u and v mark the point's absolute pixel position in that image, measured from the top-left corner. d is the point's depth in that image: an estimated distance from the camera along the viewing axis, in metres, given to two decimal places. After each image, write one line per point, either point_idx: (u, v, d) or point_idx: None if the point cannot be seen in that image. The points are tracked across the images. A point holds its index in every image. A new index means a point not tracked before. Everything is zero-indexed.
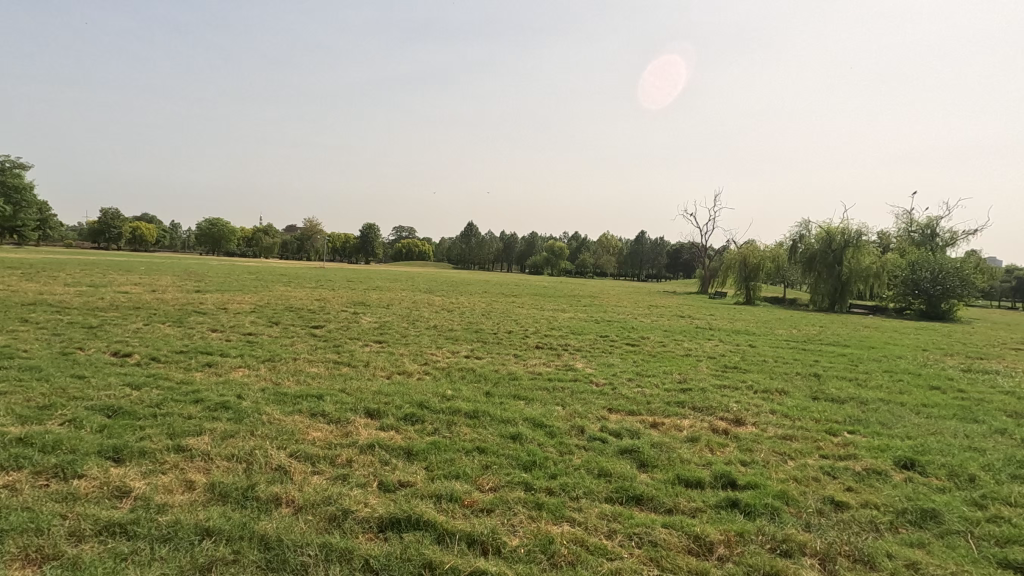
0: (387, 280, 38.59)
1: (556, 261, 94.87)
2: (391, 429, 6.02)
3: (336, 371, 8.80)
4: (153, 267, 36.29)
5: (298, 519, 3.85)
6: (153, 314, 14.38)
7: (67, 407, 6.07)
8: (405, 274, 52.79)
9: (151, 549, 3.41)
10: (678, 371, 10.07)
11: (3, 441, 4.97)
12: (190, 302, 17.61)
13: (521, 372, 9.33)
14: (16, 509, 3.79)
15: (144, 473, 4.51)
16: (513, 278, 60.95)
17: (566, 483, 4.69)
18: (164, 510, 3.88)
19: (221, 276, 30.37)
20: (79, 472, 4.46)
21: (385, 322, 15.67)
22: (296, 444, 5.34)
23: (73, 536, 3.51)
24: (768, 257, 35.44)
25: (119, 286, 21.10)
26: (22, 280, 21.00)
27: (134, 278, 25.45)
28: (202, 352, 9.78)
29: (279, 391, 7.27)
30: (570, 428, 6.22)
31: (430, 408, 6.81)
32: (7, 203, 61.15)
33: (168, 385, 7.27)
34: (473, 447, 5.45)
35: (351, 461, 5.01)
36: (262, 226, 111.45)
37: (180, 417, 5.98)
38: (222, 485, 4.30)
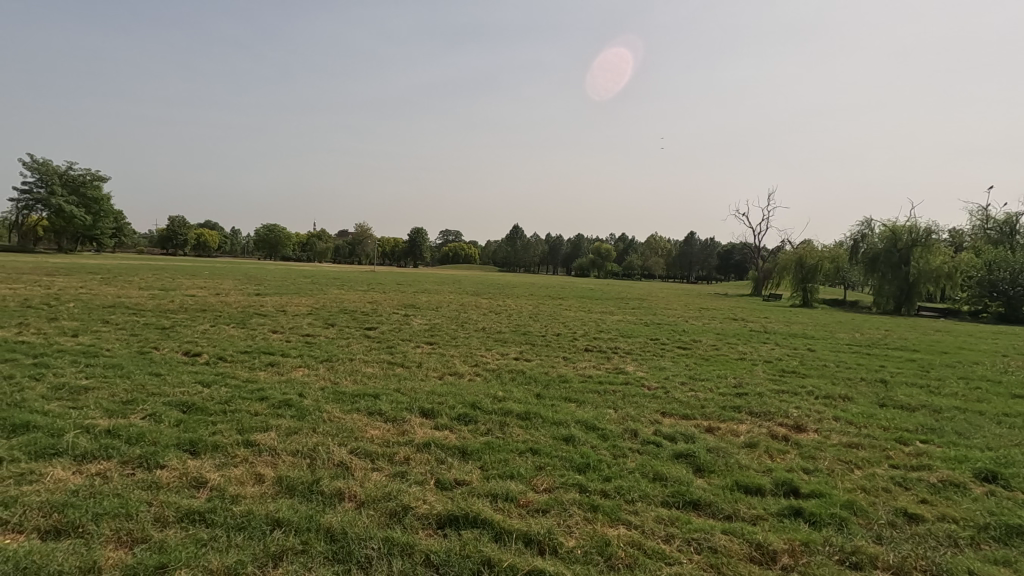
0: (435, 282, 39.31)
1: (602, 263, 94.07)
2: (446, 428, 6.14)
3: (391, 372, 9.04)
4: (217, 271, 38.24)
5: (361, 513, 4.00)
6: (219, 316, 15.24)
7: (147, 402, 6.52)
8: (453, 276, 53.55)
9: (227, 536, 3.62)
10: (732, 375, 9.80)
11: (93, 433, 5.38)
12: (252, 305, 18.55)
13: (571, 375, 9.32)
14: (108, 495, 4.11)
15: (218, 466, 4.79)
16: (557, 280, 60.89)
17: (621, 486, 4.65)
18: (237, 500, 4.11)
19: (279, 280, 31.77)
20: (160, 462, 4.78)
21: (435, 324, 16.00)
22: (355, 441, 5.54)
23: (159, 521, 3.77)
24: (827, 257, 33.94)
25: (188, 290, 22.41)
26: (104, 284, 22.67)
27: (201, 282, 26.97)
28: (264, 352, 10.27)
29: (337, 390, 7.53)
30: (623, 431, 6.18)
31: (482, 408, 6.90)
32: (88, 214, 66.15)
33: (236, 383, 7.67)
34: (527, 448, 5.49)
35: (408, 459, 5.15)
36: (316, 232, 115.68)
37: (248, 413, 6.31)
38: (289, 479, 4.52)
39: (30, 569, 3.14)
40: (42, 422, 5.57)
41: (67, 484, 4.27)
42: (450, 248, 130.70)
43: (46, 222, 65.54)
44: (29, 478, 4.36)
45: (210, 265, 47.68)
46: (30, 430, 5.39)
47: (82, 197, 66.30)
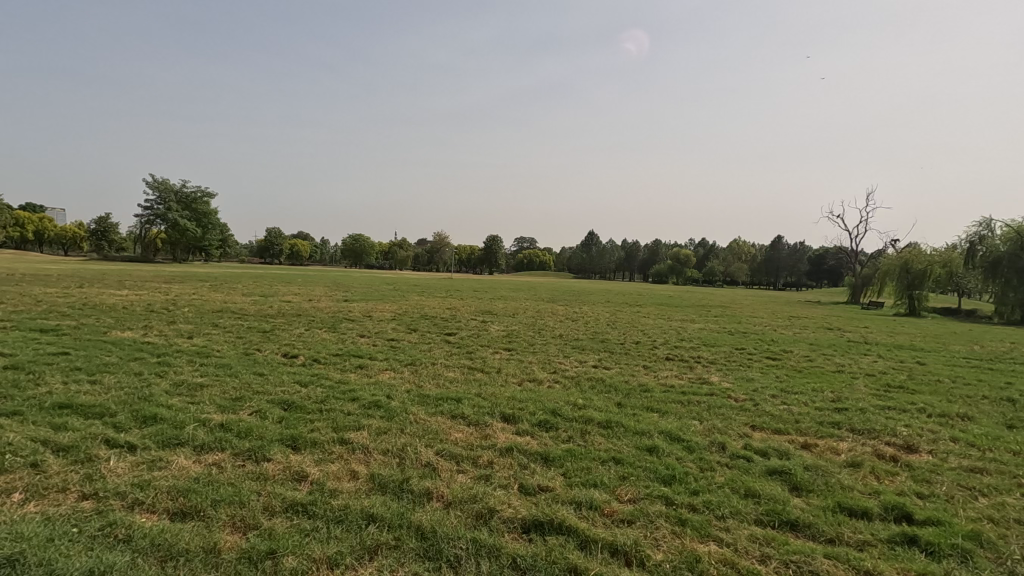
0: (511, 289, 39.80)
1: (681, 268, 91.22)
2: (527, 434, 6.20)
3: (472, 376, 9.25)
4: (308, 278, 40.92)
5: (449, 513, 4.12)
6: (313, 321, 16.29)
7: (253, 400, 7.09)
8: (528, 283, 53.96)
9: (327, 528, 3.85)
10: (829, 389, 9.14)
11: (209, 425, 5.93)
12: (341, 310, 19.67)
13: (652, 384, 9.08)
14: (223, 483, 4.51)
15: (316, 461, 5.12)
16: (633, 287, 59.67)
17: (709, 501, 4.48)
18: (335, 495, 4.37)
19: (365, 287, 33.49)
20: (267, 456, 5.18)
21: (512, 330, 16.18)
22: (440, 443, 5.72)
23: (267, 510, 4.08)
24: (937, 262, 30.91)
25: (285, 296, 24.13)
26: (212, 291, 24.94)
27: (295, 289, 28.97)
28: (353, 355, 10.84)
29: (422, 393, 7.81)
30: (710, 444, 5.94)
31: (563, 415, 6.91)
32: (198, 227, 72.97)
33: (329, 384, 8.17)
34: (609, 457, 5.43)
35: (491, 463, 5.24)
36: (397, 241, 120.88)
37: (342, 412, 6.70)
38: (381, 477, 4.74)
39: (163, 546, 3.50)
40: (167, 415, 6.22)
41: (188, 471, 4.74)
42: (525, 254, 131.77)
43: (165, 235, 73.06)
44: (159, 465, 4.87)
45: (303, 274, 51.09)
46: (158, 422, 6.03)
47: (194, 212, 73.31)
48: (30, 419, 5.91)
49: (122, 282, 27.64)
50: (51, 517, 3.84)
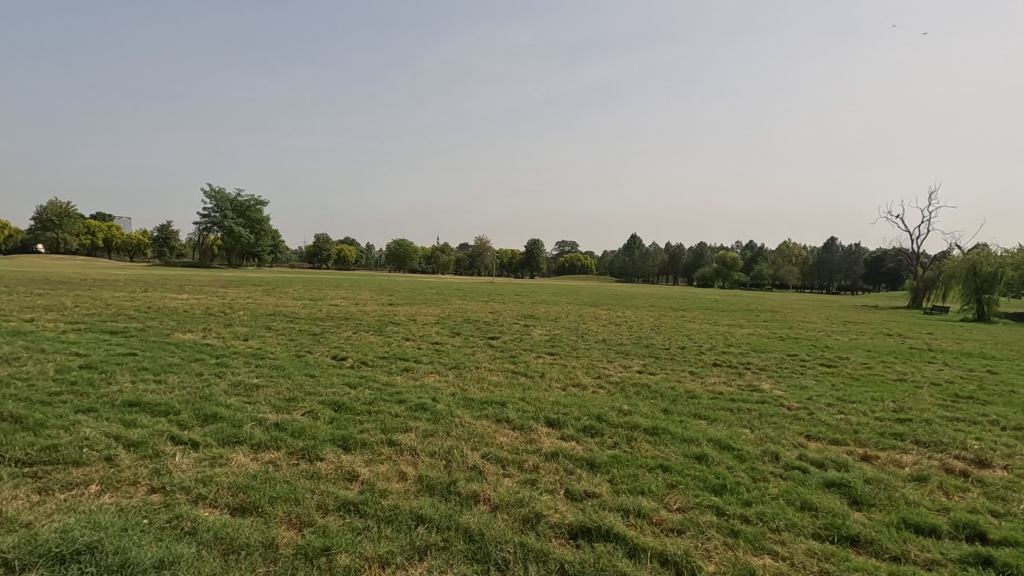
0: (553, 293, 39.72)
1: (727, 272, 88.88)
2: (572, 439, 6.17)
3: (515, 381, 9.27)
4: (354, 282, 42.11)
5: (496, 517, 4.14)
6: (360, 324, 16.71)
7: (305, 400, 7.33)
8: (569, 287, 53.72)
9: (378, 527, 3.94)
10: (890, 398, 8.68)
11: (265, 425, 6.17)
12: (386, 314, 20.10)
13: (699, 390, 8.85)
14: (279, 480, 4.69)
15: (366, 461, 5.25)
16: (677, 291, 58.49)
17: (763, 513, 4.33)
18: (385, 495, 4.47)
19: (409, 291, 34.13)
20: (319, 455, 5.35)
21: (554, 335, 16.13)
22: (486, 446, 5.76)
23: (321, 508, 4.21)
24: (1009, 264, 28.92)
25: (333, 300, 24.83)
26: (265, 295, 25.95)
27: (342, 293, 29.83)
28: (399, 358, 11.06)
29: (467, 397, 7.89)
30: (763, 453, 5.76)
31: (608, 421, 6.83)
32: (252, 234, 76.07)
33: (377, 386, 8.36)
34: (656, 464, 5.34)
35: (537, 467, 5.24)
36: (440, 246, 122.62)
37: (389, 414, 6.84)
38: (429, 479, 4.81)
39: (225, 539, 3.66)
40: (226, 414, 6.51)
41: (247, 469, 4.95)
42: (567, 259, 131.13)
43: (221, 241, 76.56)
44: (219, 462, 5.10)
45: (349, 278, 52.59)
46: (218, 420, 6.32)
47: (248, 219, 76.53)
48: (103, 415, 6.31)
49: (183, 286, 29.14)
50: (125, 508, 4.09)
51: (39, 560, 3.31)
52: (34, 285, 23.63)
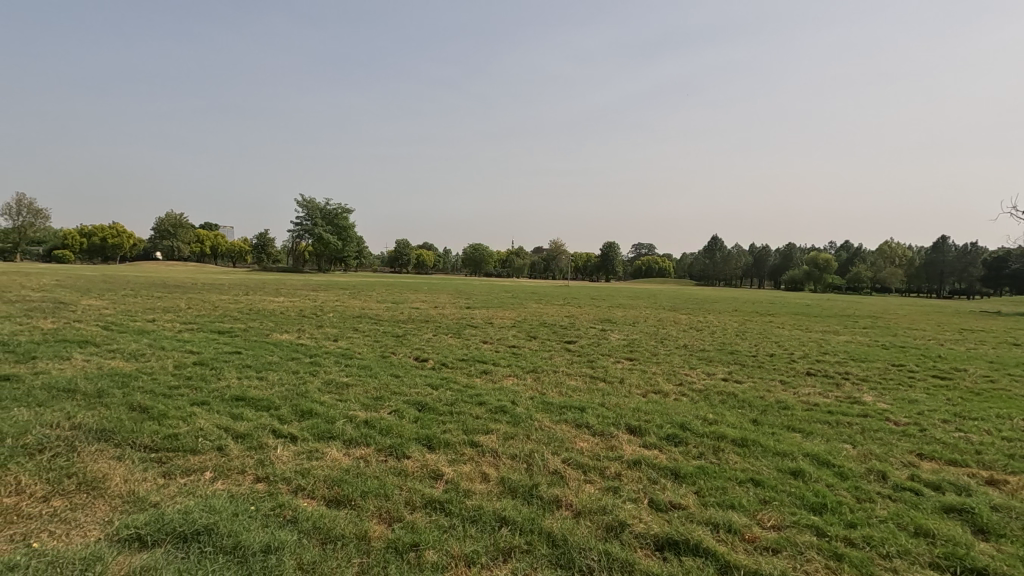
0: (630, 297, 38.94)
1: (820, 275, 82.71)
2: (655, 447, 6.00)
3: (594, 386, 9.17)
4: (433, 286, 43.59)
5: (580, 523, 4.11)
6: (439, 327, 17.20)
7: (391, 399, 7.66)
8: (646, 291, 52.61)
9: (463, 526, 4.03)
10: (1021, 416, 7.71)
11: (355, 422, 6.50)
12: (464, 317, 20.52)
13: (792, 401, 8.31)
14: (370, 475, 4.92)
15: (450, 461, 5.38)
16: (762, 295, 55.51)
17: (870, 536, 4.00)
18: (469, 495, 4.56)
19: (486, 294, 34.76)
20: (406, 453, 5.56)
21: (633, 339, 15.77)
22: (567, 451, 5.74)
23: (409, 504, 4.37)
24: None
25: (414, 303, 25.78)
26: (352, 298, 27.45)
27: (422, 296, 30.94)
28: (477, 361, 11.26)
29: (546, 401, 7.91)
30: (867, 472, 5.31)
31: (693, 430, 6.58)
32: (339, 240, 80.56)
33: (457, 388, 8.55)
34: (746, 477, 5.07)
35: (619, 475, 5.14)
36: (515, 250, 123.89)
37: (470, 416, 6.98)
38: (511, 481, 4.86)
39: (323, 529, 3.89)
40: (320, 410, 6.92)
41: (341, 463, 5.24)
42: (644, 262, 128.02)
43: (312, 248, 81.74)
44: (315, 455, 5.43)
45: (427, 281, 54.63)
46: (313, 416, 6.74)
47: (336, 226, 81.15)
48: (215, 408, 6.91)
49: (280, 290, 31.42)
50: (235, 495, 4.45)
51: (166, 537, 3.67)
52: (156, 289, 26.46)
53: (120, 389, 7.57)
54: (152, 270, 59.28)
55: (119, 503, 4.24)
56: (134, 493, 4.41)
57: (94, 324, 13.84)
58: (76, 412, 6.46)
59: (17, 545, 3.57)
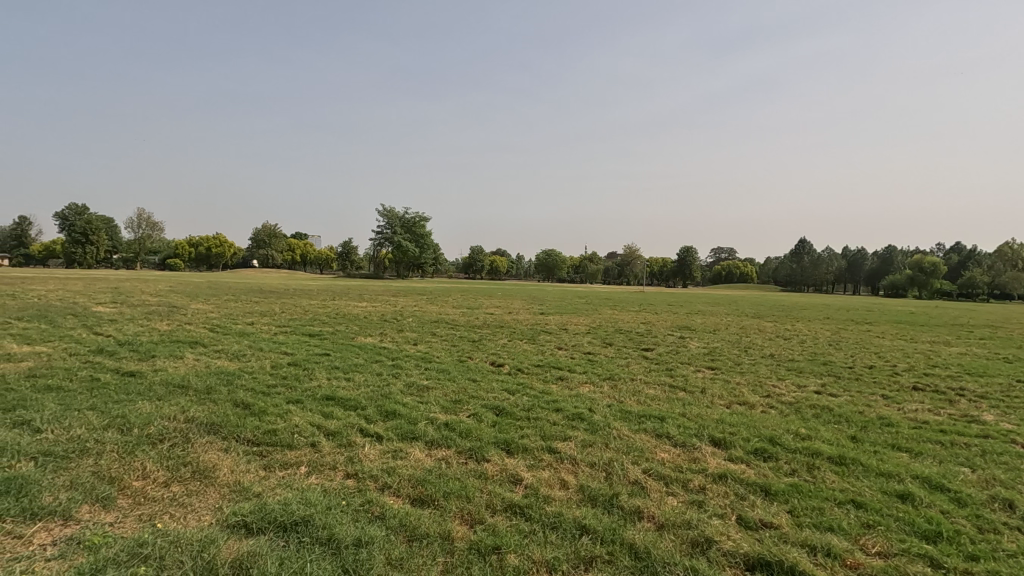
0: (709, 303, 37.48)
1: (925, 281, 75.43)
2: (742, 462, 5.73)
3: (674, 395, 8.89)
4: (506, 292, 44.11)
5: (663, 536, 3.99)
6: (514, 332, 17.36)
7: (470, 403, 7.81)
8: (727, 297, 50.47)
9: (544, 532, 4.03)
10: None
11: (437, 424, 6.69)
12: (538, 323, 20.56)
13: (897, 418, 7.63)
14: (452, 477, 5.05)
15: (529, 466, 5.41)
16: (857, 302, 51.62)
17: (997, 572, 3.59)
18: (549, 501, 4.56)
19: (560, 300, 34.69)
20: (486, 456, 5.65)
21: (714, 348, 15.12)
22: (647, 461, 5.59)
23: (490, 507, 4.44)
24: None
25: (489, 309, 26.21)
26: (430, 303, 28.35)
27: (496, 301, 31.41)
28: (553, 367, 11.26)
29: (624, 409, 7.76)
30: (990, 499, 4.78)
31: (784, 445, 6.22)
32: (417, 247, 83.42)
33: (534, 394, 8.58)
34: (846, 499, 4.71)
35: (704, 488, 4.95)
36: (588, 255, 122.90)
37: (548, 422, 6.98)
38: (591, 489, 4.81)
39: (409, 526, 4.03)
40: (403, 412, 7.19)
41: (424, 463, 5.41)
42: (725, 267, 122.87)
43: (391, 255, 85.17)
44: (400, 455, 5.64)
45: (500, 287, 55.55)
46: (397, 417, 7.01)
47: (414, 234, 84.19)
48: (308, 406, 7.36)
49: (364, 295, 33.01)
50: (328, 489, 4.72)
51: (269, 526, 3.95)
52: (254, 294, 28.70)
53: (226, 387, 8.24)
54: (250, 276, 64.24)
55: (228, 492, 4.62)
56: (239, 483, 4.79)
57: (202, 327, 15.16)
58: (189, 407, 7.11)
59: (145, 524, 3.99)
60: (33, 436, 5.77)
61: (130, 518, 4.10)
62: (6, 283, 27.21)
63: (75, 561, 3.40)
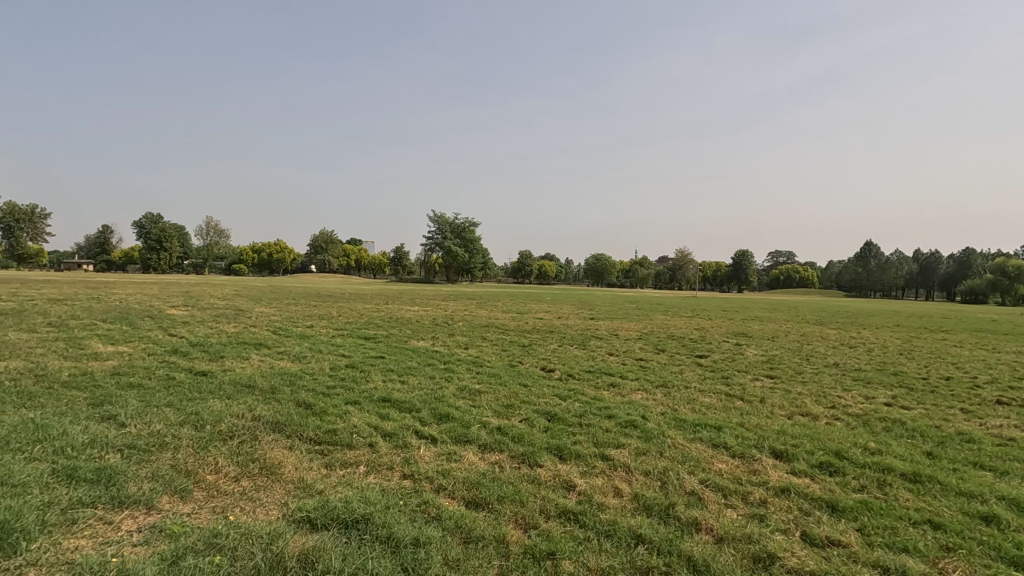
0: (767, 309, 36.07)
1: (1010, 286, 69.77)
2: (805, 475, 5.50)
3: (731, 404, 8.62)
4: (556, 297, 44.07)
5: (722, 550, 3.89)
6: (564, 337, 17.30)
7: (521, 408, 7.86)
8: (786, 303, 48.45)
9: (598, 540, 4.01)
10: None
11: (489, 428, 6.77)
12: (588, 328, 20.42)
13: (978, 434, 7.10)
14: (505, 481, 5.10)
15: (582, 473, 5.39)
16: (930, 309, 48.38)
17: None
18: (604, 509, 4.53)
19: (610, 305, 34.18)
20: (538, 461, 5.66)
21: (772, 356, 14.54)
22: (704, 472, 5.45)
23: (544, 513, 4.45)
24: None
25: (539, 314, 26.21)
26: (480, 307, 28.70)
27: (546, 306, 31.38)
28: (604, 373, 11.16)
29: (678, 417, 7.59)
30: None
31: (851, 459, 5.92)
32: (467, 252, 84.58)
33: (585, 400, 8.53)
34: (921, 518, 4.44)
35: (765, 502, 4.78)
36: (638, 260, 120.92)
37: (600, 429, 6.92)
38: (646, 498, 4.74)
39: (464, 528, 4.10)
40: (456, 415, 7.31)
41: (478, 466, 5.48)
42: (783, 272, 117.99)
43: (442, 260, 86.75)
44: (454, 457, 5.74)
45: (547, 292, 55.58)
46: (450, 420, 7.13)
47: (464, 239, 85.46)
48: (365, 407, 7.61)
49: (415, 299, 33.76)
50: (385, 488, 4.86)
51: (332, 522, 4.12)
52: (313, 298, 29.92)
53: (289, 387, 8.63)
54: (308, 280, 67.03)
55: (293, 488, 4.83)
56: (303, 480, 5.00)
57: (266, 329, 15.95)
58: (256, 405, 7.49)
59: (218, 516, 4.23)
60: (119, 430, 6.24)
61: (206, 509, 4.36)
62: (93, 288, 29.44)
63: (158, 548, 3.65)
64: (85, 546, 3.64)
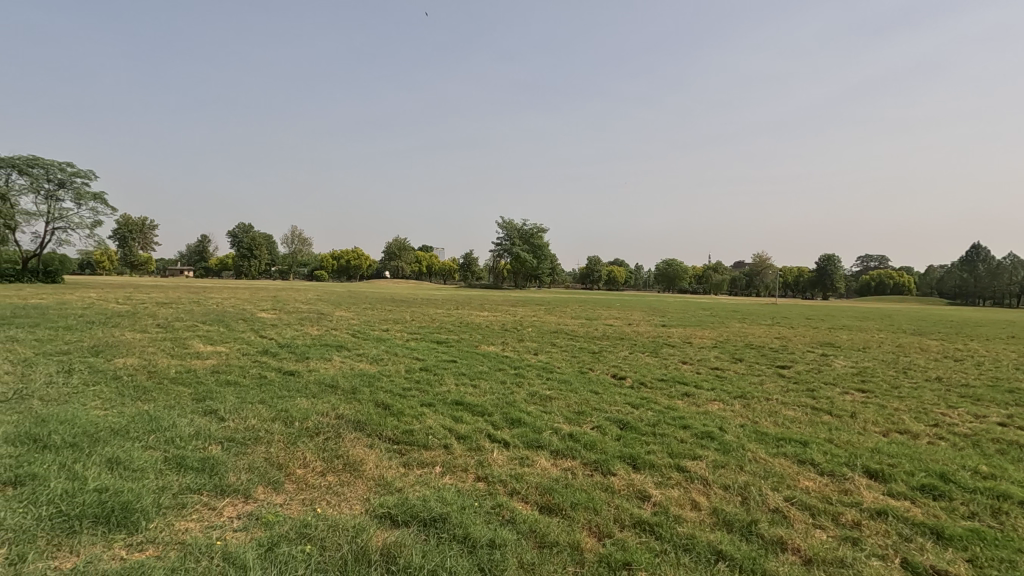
0: (857, 317, 33.55)
1: None
2: (904, 497, 5.09)
3: (817, 418, 8.11)
4: (626, 303, 43.24)
5: (811, 572, 3.68)
6: (635, 344, 16.94)
7: (593, 415, 7.79)
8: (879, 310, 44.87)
9: (676, 553, 3.91)
10: None
11: (561, 434, 6.76)
12: (660, 335, 19.87)
13: None
14: (579, 488, 5.08)
15: (657, 483, 5.26)
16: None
17: None
18: (681, 521, 4.41)
19: (683, 312, 33.12)
20: (612, 470, 5.59)
21: (864, 368, 13.53)
22: (790, 489, 5.18)
23: (618, 522, 4.40)
24: None
25: (608, 320, 25.81)
26: (548, 313, 28.68)
27: (615, 312, 30.89)
28: (678, 382, 10.82)
29: (759, 430, 7.24)
30: None
31: (959, 483, 5.40)
32: (535, 258, 84.88)
33: (659, 409, 8.32)
34: None
35: (858, 524, 4.47)
36: (713, 265, 116.39)
37: (675, 439, 6.72)
38: (726, 513, 4.56)
39: (539, 533, 4.13)
40: (527, 420, 7.36)
41: (550, 472, 5.49)
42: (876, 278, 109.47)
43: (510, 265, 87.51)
44: (527, 462, 5.79)
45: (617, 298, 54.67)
46: (522, 424, 7.19)
47: (533, 246, 85.83)
48: (439, 409, 7.83)
49: (485, 305, 34.20)
50: (461, 489, 4.99)
51: (412, 519, 4.27)
52: (388, 303, 31.09)
53: (368, 388, 9.03)
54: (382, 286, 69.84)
55: (373, 485, 5.05)
56: (383, 478, 5.21)
57: (346, 332, 16.75)
58: (338, 404, 7.89)
59: (307, 507, 4.50)
60: (219, 424, 6.78)
61: (296, 501, 4.66)
62: (194, 293, 32.11)
63: (255, 534, 3.95)
64: (194, 529, 3.99)
